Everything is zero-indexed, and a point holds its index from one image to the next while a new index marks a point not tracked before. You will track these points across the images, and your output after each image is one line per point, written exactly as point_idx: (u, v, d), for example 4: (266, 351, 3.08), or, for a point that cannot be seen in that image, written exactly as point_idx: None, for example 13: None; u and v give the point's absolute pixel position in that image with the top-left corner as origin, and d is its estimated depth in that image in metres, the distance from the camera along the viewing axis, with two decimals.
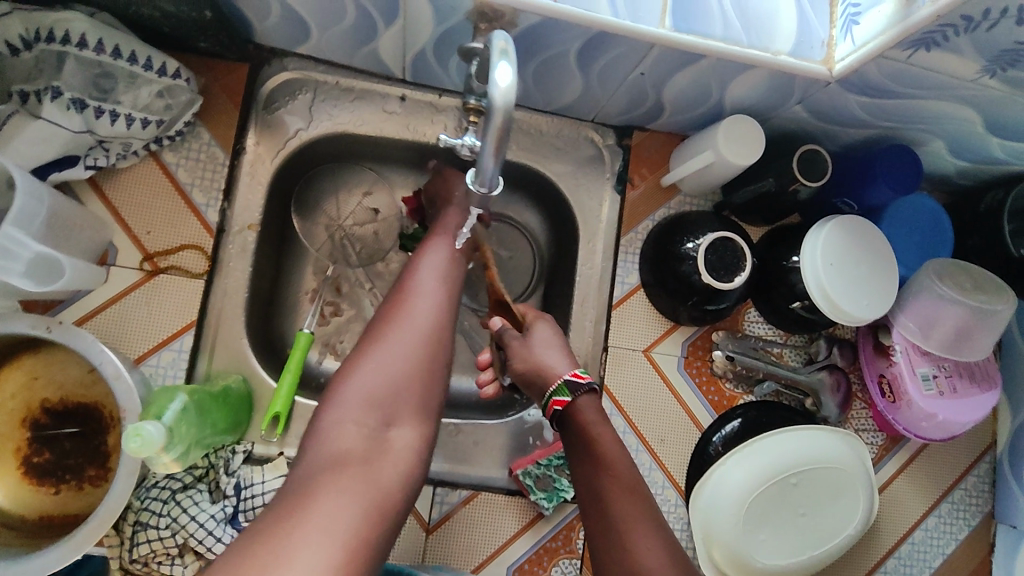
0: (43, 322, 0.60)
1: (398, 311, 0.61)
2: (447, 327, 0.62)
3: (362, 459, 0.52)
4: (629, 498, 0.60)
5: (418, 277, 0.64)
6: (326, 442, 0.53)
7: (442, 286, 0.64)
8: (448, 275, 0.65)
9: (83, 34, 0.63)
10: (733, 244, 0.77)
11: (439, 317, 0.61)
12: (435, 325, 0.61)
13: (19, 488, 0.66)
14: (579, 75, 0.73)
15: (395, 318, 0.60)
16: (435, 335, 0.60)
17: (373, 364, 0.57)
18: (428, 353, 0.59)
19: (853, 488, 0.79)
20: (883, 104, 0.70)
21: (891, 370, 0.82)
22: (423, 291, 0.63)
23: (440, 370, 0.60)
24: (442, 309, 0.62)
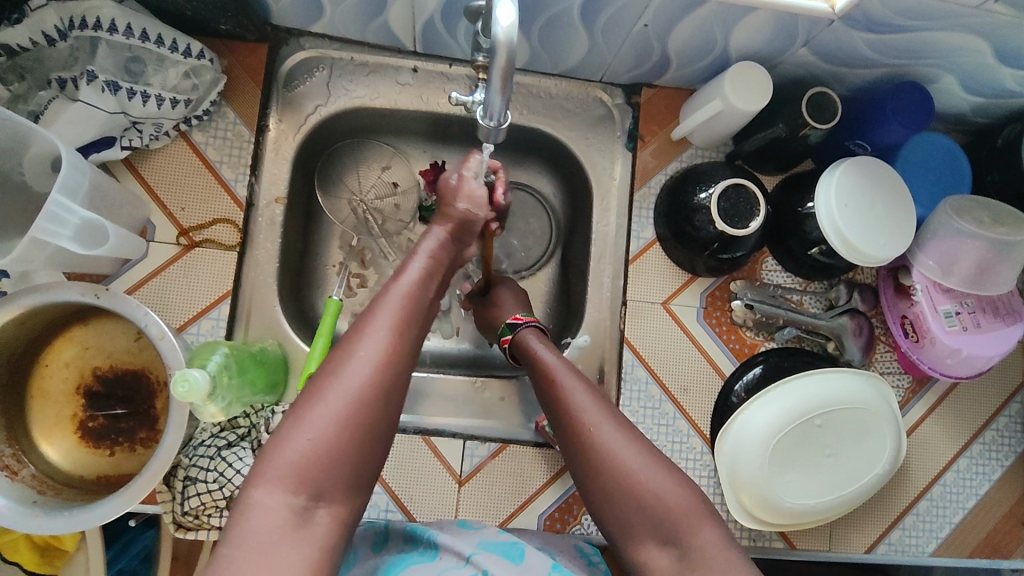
0: (91, 289, 0.64)
1: (345, 359, 0.55)
2: (394, 385, 0.55)
3: (285, 543, 0.47)
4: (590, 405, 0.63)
5: (374, 318, 0.58)
6: (246, 524, 0.47)
7: (395, 334, 0.57)
8: (406, 315, 0.59)
9: (113, 19, 0.67)
10: (746, 190, 0.79)
11: (384, 371, 0.55)
12: (381, 383, 0.54)
13: (77, 451, 0.72)
14: (583, 32, 0.75)
15: (331, 373, 0.54)
16: (379, 394, 0.54)
17: (303, 431, 0.51)
18: (368, 413, 0.53)
19: (881, 429, 0.80)
20: (889, 40, 0.70)
21: (913, 310, 0.82)
22: (368, 340, 0.56)
23: (381, 434, 0.54)
24: (390, 364, 0.55)
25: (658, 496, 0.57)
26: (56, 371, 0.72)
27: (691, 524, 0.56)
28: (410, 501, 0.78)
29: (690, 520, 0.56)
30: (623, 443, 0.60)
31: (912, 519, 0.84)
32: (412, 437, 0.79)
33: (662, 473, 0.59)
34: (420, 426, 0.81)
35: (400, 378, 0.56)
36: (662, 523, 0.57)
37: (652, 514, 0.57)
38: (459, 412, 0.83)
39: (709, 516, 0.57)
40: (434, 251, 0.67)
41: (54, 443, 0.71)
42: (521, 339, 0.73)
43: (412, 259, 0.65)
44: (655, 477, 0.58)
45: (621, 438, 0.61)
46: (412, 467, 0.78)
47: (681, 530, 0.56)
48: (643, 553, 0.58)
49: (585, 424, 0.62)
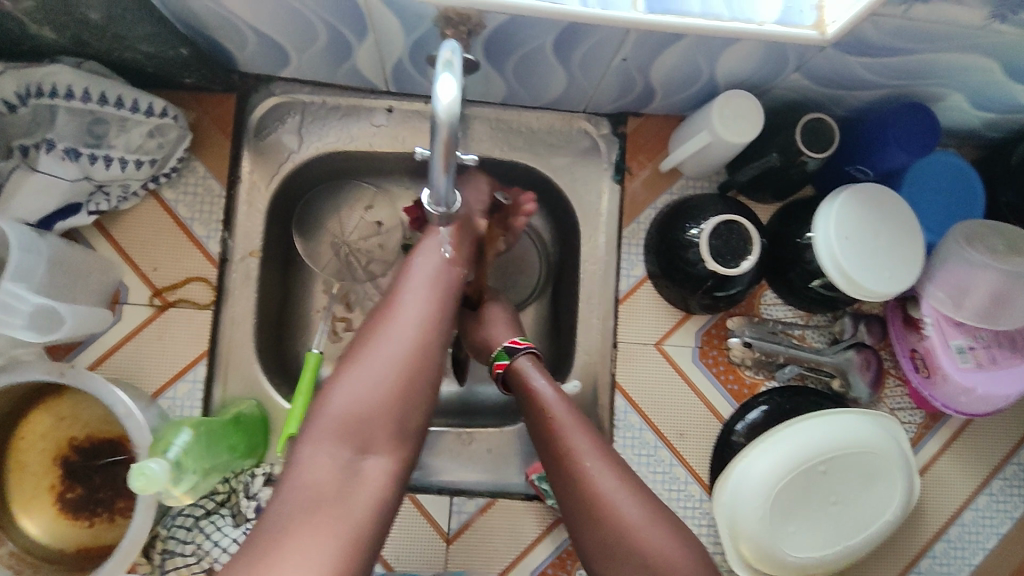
0: (57, 367, 0.62)
1: (385, 322, 0.60)
2: (434, 346, 0.60)
3: (336, 494, 0.52)
4: (591, 451, 0.62)
5: (414, 286, 0.63)
6: (301, 472, 0.53)
7: (431, 303, 0.62)
8: (440, 281, 0.64)
9: (70, 84, 0.64)
10: (739, 226, 0.74)
11: (421, 333, 0.60)
12: (420, 343, 0.60)
13: (57, 523, 0.70)
14: (560, 67, 0.71)
15: (374, 337, 0.59)
16: (419, 356, 0.59)
17: (352, 388, 0.57)
18: (411, 372, 0.58)
19: (889, 473, 0.75)
20: (887, 62, 0.65)
21: (923, 344, 0.77)
22: (408, 308, 0.61)
23: (426, 392, 0.59)
24: (429, 327, 0.61)
25: (663, 557, 0.58)
26: (31, 444, 0.71)
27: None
28: (398, 560, 0.76)
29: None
30: (626, 497, 0.60)
31: (928, 562, 0.80)
32: None
33: (670, 540, 0.59)
34: (406, 481, 0.78)
35: (439, 339, 0.61)
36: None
37: (653, 572, 0.57)
38: (444, 464, 0.79)
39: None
40: (460, 223, 0.69)
41: (32, 516, 0.69)
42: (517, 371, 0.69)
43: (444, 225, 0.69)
44: (659, 537, 0.59)
45: (623, 493, 0.60)
46: (398, 525, 0.76)
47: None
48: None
49: (586, 472, 0.61)
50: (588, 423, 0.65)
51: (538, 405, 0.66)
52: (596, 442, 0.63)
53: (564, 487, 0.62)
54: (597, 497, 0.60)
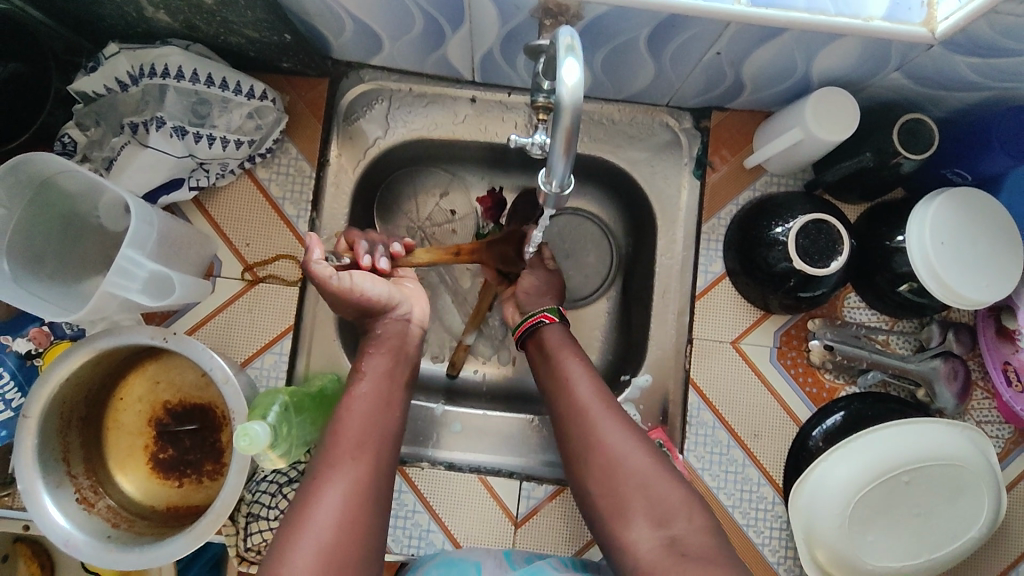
0: (160, 332, 0.66)
1: (321, 485, 0.58)
2: (363, 526, 0.58)
3: None
4: (589, 390, 0.69)
5: (337, 447, 0.60)
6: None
7: (369, 451, 0.61)
8: (373, 435, 0.62)
9: (180, 65, 0.68)
10: (828, 225, 0.72)
11: (356, 497, 0.58)
12: (346, 530, 0.56)
13: (148, 481, 0.74)
14: (650, 60, 0.71)
15: (309, 503, 0.57)
16: (345, 546, 0.56)
17: (298, 553, 0.54)
18: (355, 524, 0.57)
19: (976, 487, 0.72)
20: (998, 64, 0.63)
21: (1018, 357, 0.74)
22: (342, 468, 0.59)
23: (369, 547, 0.58)
24: (356, 504, 0.58)
25: (658, 487, 0.62)
26: (130, 405, 0.75)
27: (678, 514, 0.60)
28: (466, 540, 0.77)
29: (683, 508, 0.61)
30: (622, 435, 0.65)
31: None
32: (469, 475, 0.78)
33: (659, 471, 0.63)
34: (477, 465, 0.80)
35: (368, 511, 0.59)
36: (658, 503, 0.61)
37: (644, 487, 0.62)
38: (516, 451, 0.82)
39: (698, 508, 0.61)
40: (385, 368, 0.66)
41: (128, 473, 0.74)
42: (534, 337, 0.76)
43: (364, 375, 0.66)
44: (650, 470, 0.63)
45: (614, 426, 0.66)
46: (467, 506, 0.77)
47: (671, 514, 0.60)
48: (633, 533, 0.61)
49: (589, 412, 0.67)
50: (588, 365, 0.72)
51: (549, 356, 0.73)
52: (589, 380, 0.70)
53: (567, 426, 0.68)
54: (599, 430, 0.66)
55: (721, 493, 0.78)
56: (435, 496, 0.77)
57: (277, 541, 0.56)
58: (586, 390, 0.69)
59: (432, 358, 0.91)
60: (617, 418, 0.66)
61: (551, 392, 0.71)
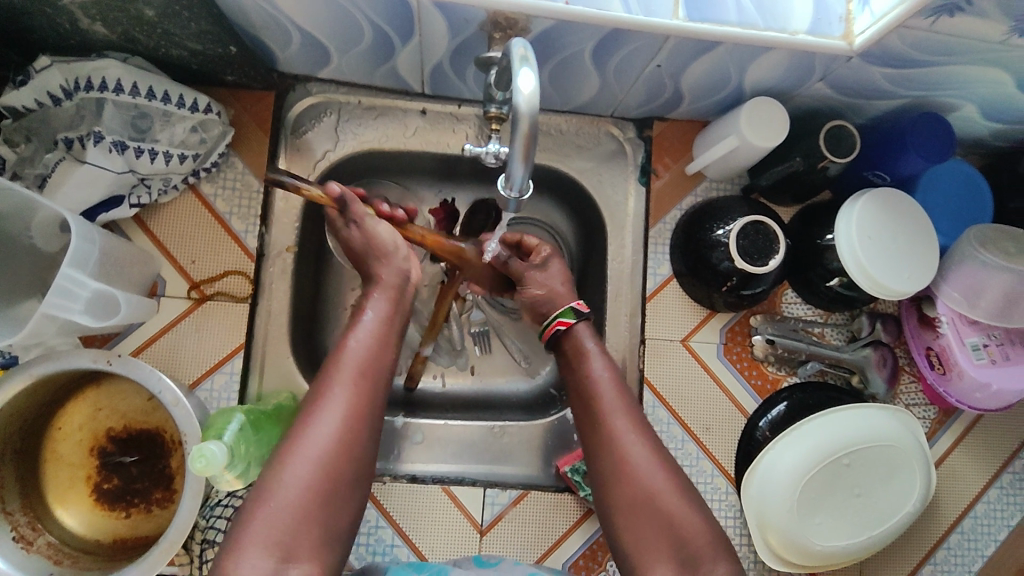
0: (103, 356, 0.63)
1: (319, 404, 0.57)
2: (358, 446, 0.57)
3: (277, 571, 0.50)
4: (611, 398, 0.67)
5: (337, 374, 0.60)
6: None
7: (367, 379, 0.60)
8: (369, 366, 0.61)
9: (119, 78, 0.66)
10: (765, 226, 0.77)
11: (352, 422, 0.58)
12: (340, 448, 0.56)
13: (92, 514, 0.70)
14: (594, 72, 0.74)
15: (304, 422, 0.57)
16: (338, 465, 0.56)
17: (292, 469, 0.54)
18: (350, 449, 0.57)
19: (910, 465, 0.77)
20: (908, 74, 0.69)
21: (939, 342, 0.79)
22: (339, 396, 0.58)
23: (362, 471, 0.58)
24: (354, 426, 0.57)
25: (681, 524, 0.60)
26: (69, 434, 0.71)
27: (706, 558, 0.58)
28: (431, 550, 0.76)
29: (708, 552, 0.58)
30: (647, 460, 0.63)
31: (944, 553, 0.83)
32: (432, 486, 0.78)
33: (685, 507, 0.61)
34: (441, 475, 0.80)
35: (365, 434, 0.58)
36: (680, 543, 0.59)
37: (670, 535, 0.59)
38: (478, 458, 0.82)
39: (724, 555, 0.59)
40: (388, 308, 0.67)
41: (69, 507, 0.70)
42: (575, 338, 0.73)
43: (367, 310, 0.66)
44: (674, 501, 0.61)
45: (636, 444, 0.64)
46: (432, 516, 0.77)
47: (698, 559, 0.58)
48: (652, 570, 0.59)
49: (606, 413, 0.66)
50: (614, 368, 0.70)
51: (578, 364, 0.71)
52: (614, 385, 0.68)
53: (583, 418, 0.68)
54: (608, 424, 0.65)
55: None
56: (398, 508, 0.77)
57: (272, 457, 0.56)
58: (612, 399, 0.67)
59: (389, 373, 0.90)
60: (645, 438, 0.64)
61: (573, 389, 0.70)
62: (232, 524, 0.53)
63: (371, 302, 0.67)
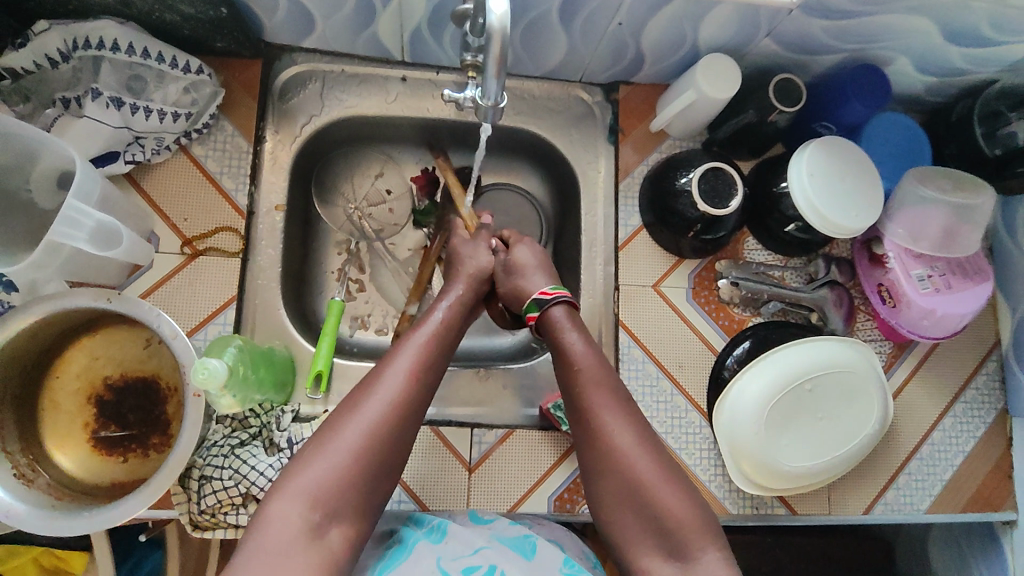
0: (104, 294, 0.66)
1: (370, 388, 0.59)
2: (402, 431, 0.59)
3: (299, 551, 0.50)
4: (590, 371, 0.68)
5: (395, 362, 0.62)
6: (266, 530, 0.51)
7: (421, 367, 0.62)
8: (424, 358, 0.63)
9: (116, 38, 0.70)
10: (724, 172, 0.83)
11: (400, 406, 0.59)
12: (385, 430, 0.57)
13: (89, 459, 0.72)
14: (562, 33, 0.80)
15: (356, 402, 0.58)
16: (380, 446, 0.57)
17: (333, 446, 0.55)
18: (394, 432, 0.58)
19: (867, 391, 0.83)
20: (845, 26, 0.76)
21: (888, 277, 0.85)
22: (390, 380, 0.60)
23: (399, 455, 0.58)
24: (404, 411, 0.59)
25: (671, 514, 0.60)
26: (67, 382, 0.73)
27: (696, 546, 0.59)
28: (422, 487, 0.79)
29: (696, 539, 0.59)
30: (634, 450, 0.63)
31: (904, 478, 0.88)
32: (421, 428, 0.81)
33: (675, 495, 0.61)
34: (429, 418, 0.83)
35: (411, 418, 0.60)
36: (669, 534, 0.60)
37: (660, 525, 0.60)
38: (465, 403, 0.86)
39: (713, 540, 0.59)
40: (455, 308, 0.71)
41: (67, 452, 0.72)
42: (552, 321, 0.73)
43: (435, 310, 0.70)
44: (664, 490, 0.62)
45: (616, 421, 0.65)
46: (422, 456, 0.80)
47: (687, 547, 0.59)
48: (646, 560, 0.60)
49: (593, 405, 0.66)
50: (591, 341, 0.71)
51: (562, 354, 0.70)
52: (592, 359, 0.69)
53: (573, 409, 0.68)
54: (595, 415, 0.66)
55: (654, 421, 0.84)
56: None
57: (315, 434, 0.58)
58: (601, 387, 0.67)
59: (376, 331, 0.94)
60: (634, 429, 0.65)
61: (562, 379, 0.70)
62: (268, 493, 0.54)
63: (441, 304, 0.72)
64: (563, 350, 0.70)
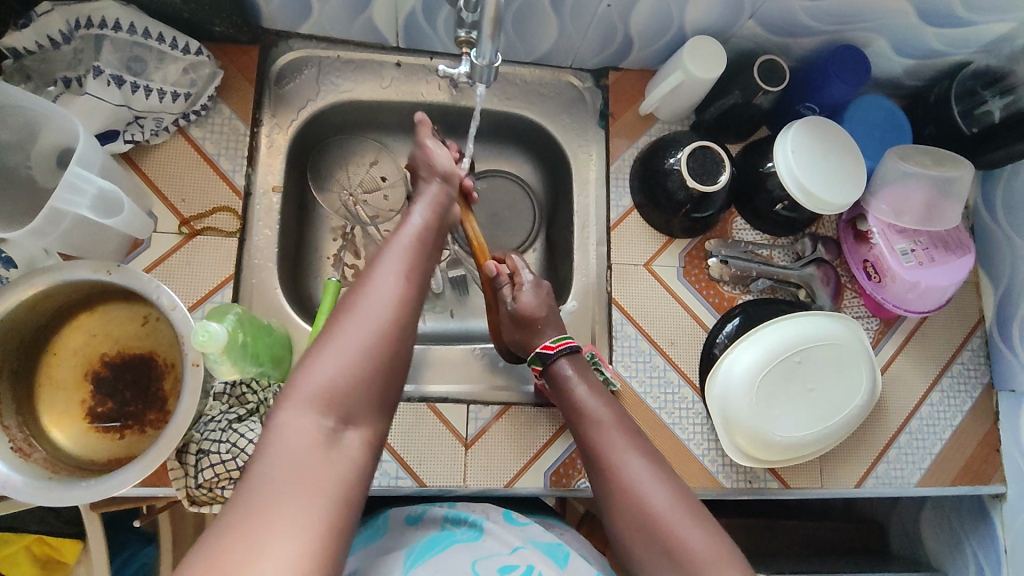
0: (104, 266, 0.67)
1: (361, 292, 0.61)
2: (401, 331, 0.60)
3: (317, 456, 0.52)
4: (618, 437, 0.70)
5: (382, 266, 0.64)
6: (281, 439, 0.52)
7: (409, 272, 0.64)
8: (411, 263, 0.65)
9: (118, 18, 0.72)
10: (711, 151, 0.85)
11: (396, 307, 0.61)
12: (384, 330, 0.59)
13: (87, 435, 0.72)
14: (553, 16, 0.82)
15: (351, 305, 0.60)
16: (381, 346, 0.58)
17: (336, 348, 0.57)
18: (394, 330, 0.60)
19: (856, 362, 0.85)
20: (825, 7, 0.79)
21: (872, 253, 0.88)
22: (381, 283, 0.62)
23: (404, 356, 0.60)
24: (399, 312, 0.61)
25: (685, 544, 0.61)
26: (65, 359, 0.74)
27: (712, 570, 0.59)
28: (419, 464, 0.80)
29: (712, 564, 0.60)
30: (648, 482, 0.65)
31: (894, 452, 0.89)
32: (417, 405, 0.82)
33: (687, 522, 0.62)
34: (425, 395, 0.84)
35: (409, 319, 0.61)
36: (684, 560, 0.61)
37: (675, 554, 0.61)
38: (460, 381, 0.86)
39: (729, 564, 0.60)
40: (431, 217, 0.73)
41: (64, 428, 0.72)
42: (557, 376, 0.76)
43: (413, 218, 0.72)
44: (677, 517, 0.63)
45: (647, 477, 0.66)
46: (418, 433, 0.81)
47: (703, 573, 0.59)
48: None
49: (608, 447, 0.69)
50: (616, 410, 0.73)
51: (572, 403, 0.74)
52: (618, 427, 0.71)
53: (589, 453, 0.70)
54: (609, 453, 0.68)
55: (648, 397, 0.85)
56: None
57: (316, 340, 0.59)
58: (612, 427, 0.71)
59: None
60: (646, 465, 0.67)
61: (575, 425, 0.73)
62: (277, 399, 0.56)
63: (417, 211, 0.73)
64: (589, 416, 0.72)
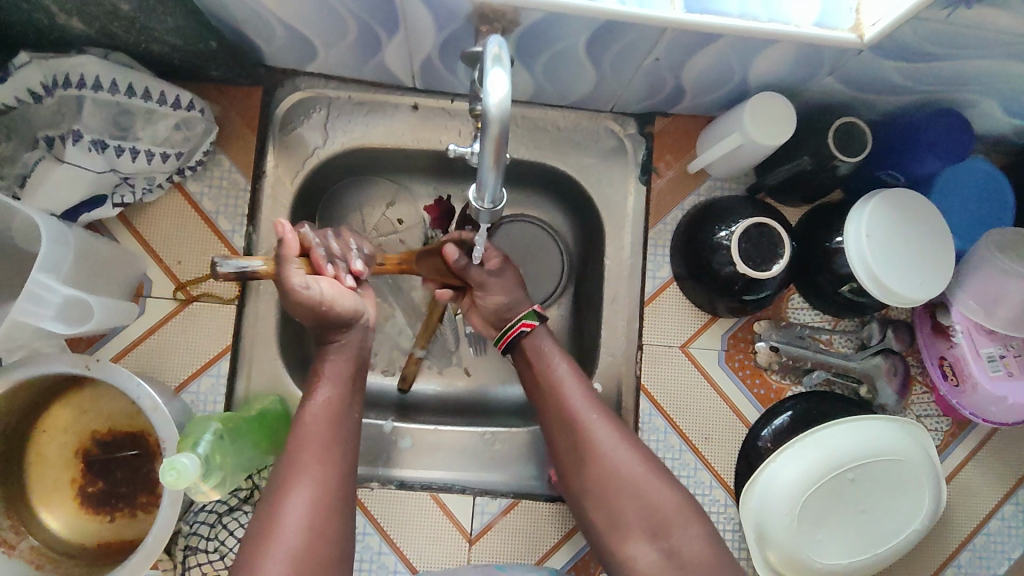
0: (81, 360, 0.62)
1: (285, 496, 0.56)
2: (333, 522, 0.57)
3: None
4: (584, 408, 0.68)
5: (301, 453, 0.58)
6: None
7: (328, 462, 0.58)
8: (331, 443, 0.59)
9: (98, 76, 0.64)
10: (769, 229, 0.73)
11: (318, 511, 0.56)
12: (316, 533, 0.55)
13: (77, 518, 0.70)
14: (590, 67, 0.70)
15: (274, 520, 0.55)
16: (316, 550, 0.55)
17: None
18: (323, 535, 0.56)
19: (918, 481, 0.74)
20: (923, 69, 0.64)
21: (953, 352, 0.76)
22: (300, 486, 0.56)
23: (342, 551, 0.57)
24: (322, 513, 0.56)
25: (655, 501, 0.63)
26: (55, 436, 0.70)
27: (676, 524, 0.62)
28: (420, 561, 0.75)
29: (680, 518, 0.63)
30: (614, 443, 0.66)
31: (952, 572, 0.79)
32: (420, 494, 0.76)
33: (655, 480, 0.65)
34: (429, 482, 0.78)
35: (336, 515, 0.57)
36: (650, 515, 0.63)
37: (648, 509, 0.63)
38: (469, 467, 0.80)
39: (696, 517, 0.63)
40: (346, 374, 0.63)
41: (54, 511, 0.69)
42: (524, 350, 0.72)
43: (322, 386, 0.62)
44: (642, 478, 0.65)
45: (608, 437, 0.66)
46: (420, 524, 0.75)
47: (671, 523, 0.63)
48: (632, 549, 0.64)
49: (578, 421, 0.67)
50: (575, 371, 0.71)
51: (542, 386, 0.70)
52: (582, 391, 0.69)
53: (555, 424, 0.69)
54: (577, 428, 0.67)
55: None
56: (385, 516, 0.75)
57: (242, 557, 0.54)
58: (578, 401, 0.68)
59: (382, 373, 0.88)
60: (613, 430, 0.67)
61: (539, 399, 0.70)
62: None
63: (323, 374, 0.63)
64: (558, 394, 0.69)
